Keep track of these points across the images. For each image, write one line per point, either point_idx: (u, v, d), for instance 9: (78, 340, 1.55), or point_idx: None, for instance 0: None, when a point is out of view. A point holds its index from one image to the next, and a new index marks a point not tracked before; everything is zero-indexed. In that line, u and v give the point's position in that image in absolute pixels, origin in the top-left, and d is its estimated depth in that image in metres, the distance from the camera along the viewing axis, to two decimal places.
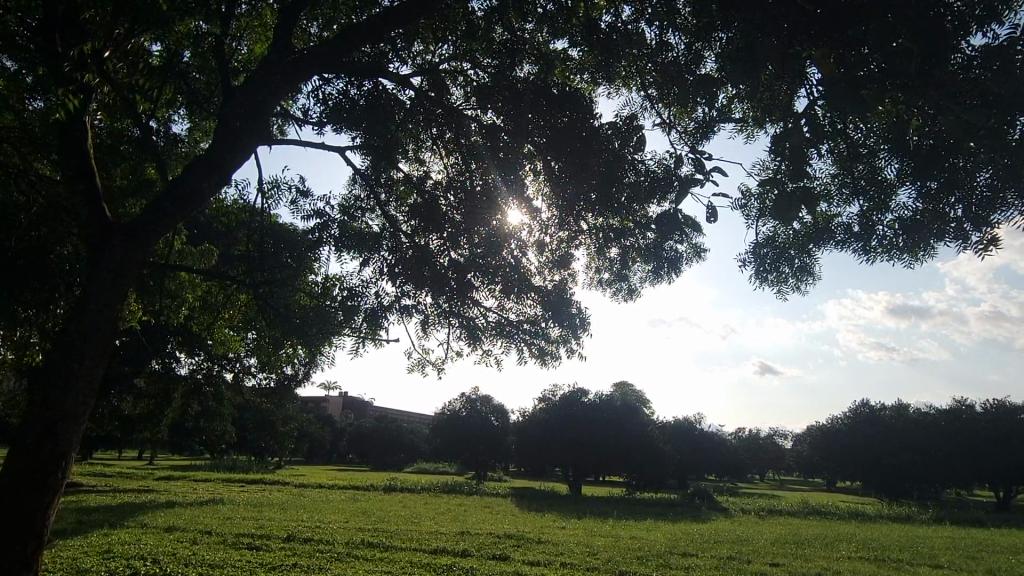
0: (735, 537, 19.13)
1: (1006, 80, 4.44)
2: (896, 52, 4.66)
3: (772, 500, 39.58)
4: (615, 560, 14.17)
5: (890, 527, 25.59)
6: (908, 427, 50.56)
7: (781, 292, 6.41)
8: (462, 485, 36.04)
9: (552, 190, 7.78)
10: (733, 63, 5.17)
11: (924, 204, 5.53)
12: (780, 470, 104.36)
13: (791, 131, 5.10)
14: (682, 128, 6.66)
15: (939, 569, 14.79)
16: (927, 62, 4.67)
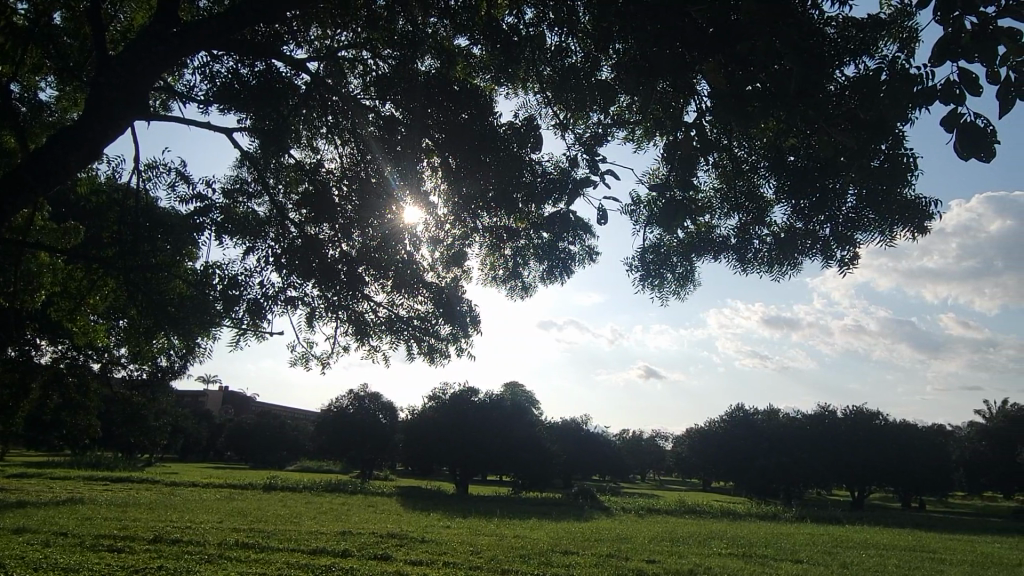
0: (614, 535, 19.67)
1: (869, 112, 4.80)
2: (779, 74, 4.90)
3: (650, 498, 41.22)
4: (497, 559, 14.25)
5: (756, 525, 27.06)
6: (777, 431, 53.72)
7: (661, 298, 6.64)
8: (345, 484, 35.27)
9: (449, 188, 7.79)
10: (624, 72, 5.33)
11: (796, 222, 5.90)
12: (660, 470, 108.42)
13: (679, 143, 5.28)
14: (577, 133, 6.79)
15: (798, 564, 15.79)
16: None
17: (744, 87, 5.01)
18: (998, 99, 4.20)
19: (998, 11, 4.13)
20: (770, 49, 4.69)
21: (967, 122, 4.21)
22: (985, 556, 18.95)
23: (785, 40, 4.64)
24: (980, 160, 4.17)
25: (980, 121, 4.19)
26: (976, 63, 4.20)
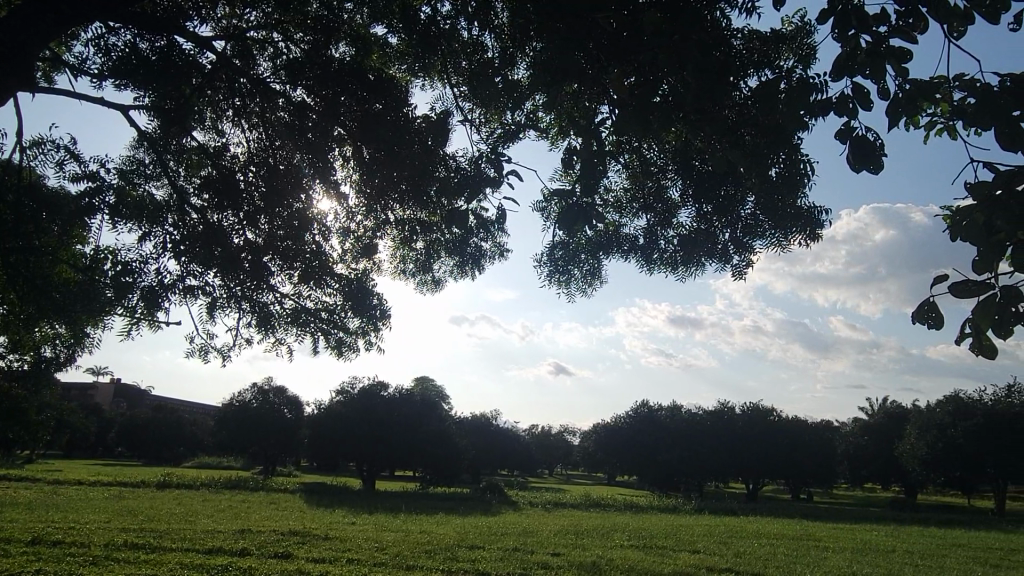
0: (519, 530, 19.85)
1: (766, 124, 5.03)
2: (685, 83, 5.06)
3: (557, 492, 41.87)
4: (402, 554, 14.14)
5: (656, 517, 27.95)
6: (679, 426, 55.59)
7: (570, 294, 6.74)
8: (246, 480, 34.08)
9: (361, 179, 7.66)
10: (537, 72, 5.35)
11: (699, 224, 6.14)
12: (566, 465, 110.37)
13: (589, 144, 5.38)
14: (491, 129, 6.81)
15: (694, 553, 16.42)
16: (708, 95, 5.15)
17: (653, 94, 5.13)
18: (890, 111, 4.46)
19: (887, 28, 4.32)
20: (678, 58, 4.85)
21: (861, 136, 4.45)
22: (860, 543, 20.33)
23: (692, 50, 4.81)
24: (868, 172, 4.43)
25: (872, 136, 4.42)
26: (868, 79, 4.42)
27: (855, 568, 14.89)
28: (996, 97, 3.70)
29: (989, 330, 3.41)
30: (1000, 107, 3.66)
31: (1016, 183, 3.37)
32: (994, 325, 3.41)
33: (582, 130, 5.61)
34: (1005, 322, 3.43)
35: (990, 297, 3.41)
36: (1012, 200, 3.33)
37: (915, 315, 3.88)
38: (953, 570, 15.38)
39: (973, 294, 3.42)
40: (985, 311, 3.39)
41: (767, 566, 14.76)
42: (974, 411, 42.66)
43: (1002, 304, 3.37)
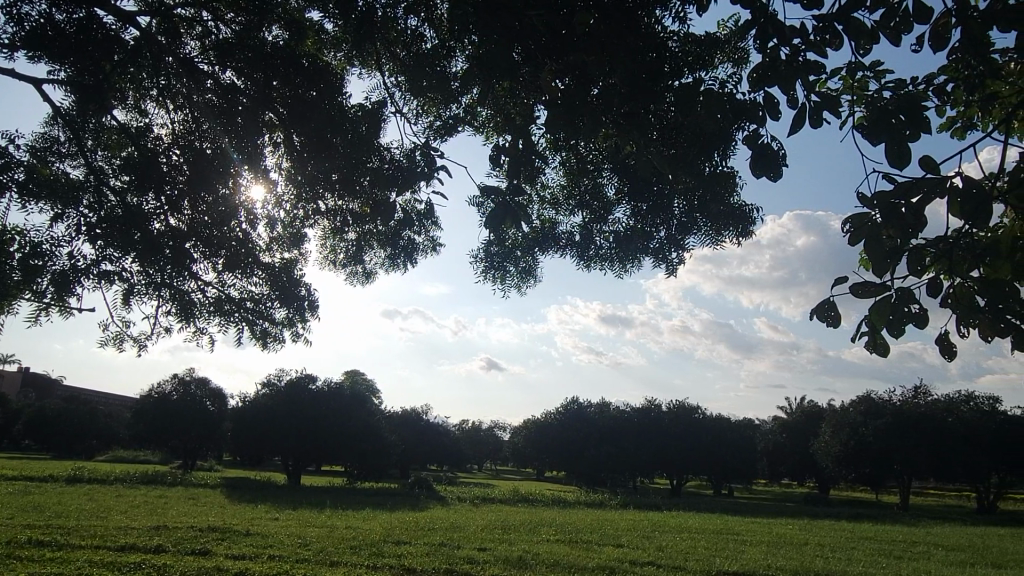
0: (448, 525, 19.80)
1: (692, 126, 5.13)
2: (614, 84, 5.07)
3: (487, 488, 41.98)
4: (326, 551, 13.91)
5: (582, 512, 28.35)
6: (608, 423, 56.50)
7: (504, 290, 6.72)
8: (163, 475, 32.82)
9: (292, 166, 7.49)
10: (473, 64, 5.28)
11: (634, 222, 6.26)
12: (496, 461, 110.88)
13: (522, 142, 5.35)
14: (427, 122, 6.74)
15: (618, 547, 16.76)
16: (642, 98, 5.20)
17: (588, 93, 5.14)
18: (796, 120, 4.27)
19: (796, 42, 4.29)
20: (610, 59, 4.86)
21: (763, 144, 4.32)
22: (777, 536, 21.15)
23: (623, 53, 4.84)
24: (769, 179, 4.32)
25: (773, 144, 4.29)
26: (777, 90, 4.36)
27: (771, 561, 15.45)
28: (893, 113, 3.67)
29: (885, 329, 3.47)
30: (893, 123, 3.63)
31: (912, 194, 3.29)
32: (890, 324, 3.46)
33: (516, 126, 5.56)
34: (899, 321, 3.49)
35: (886, 297, 3.45)
36: (909, 207, 3.30)
37: (818, 313, 3.90)
38: (861, 562, 16.14)
39: (870, 295, 3.46)
40: (881, 312, 3.44)
41: (688, 559, 15.16)
42: (884, 411, 44.86)
43: (897, 303, 3.43)
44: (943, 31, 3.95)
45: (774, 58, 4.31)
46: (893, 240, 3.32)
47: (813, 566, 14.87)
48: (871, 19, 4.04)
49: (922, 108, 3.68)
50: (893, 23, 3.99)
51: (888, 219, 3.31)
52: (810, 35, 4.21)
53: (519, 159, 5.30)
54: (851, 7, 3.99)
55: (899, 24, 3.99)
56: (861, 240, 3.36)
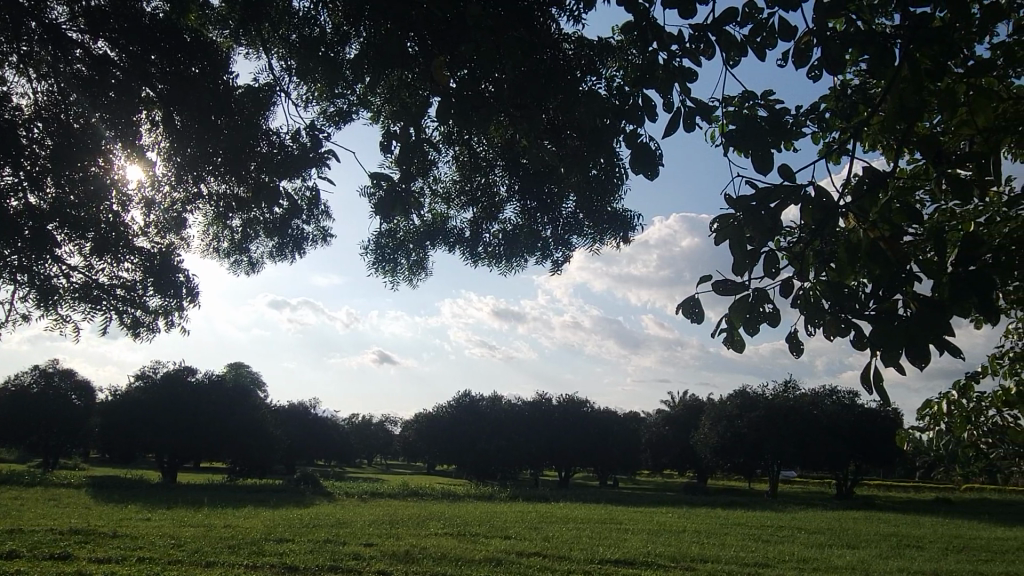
0: (333, 521, 19.42)
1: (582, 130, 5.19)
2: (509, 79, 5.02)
3: (376, 483, 41.46)
4: (201, 551, 13.30)
5: (472, 505, 28.54)
6: (499, 416, 57.04)
7: (393, 284, 6.55)
8: (19, 475, 30.26)
9: (171, 147, 7.07)
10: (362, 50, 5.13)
11: (522, 220, 6.36)
12: (386, 456, 109.69)
13: (410, 131, 5.21)
14: (318, 108, 6.55)
15: (505, 539, 16.98)
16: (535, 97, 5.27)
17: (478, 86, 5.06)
18: (670, 122, 4.15)
19: (672, 48, 4.26)
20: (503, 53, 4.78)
21: (640, 141, 4.29)
22: (656, 524, 22.09)
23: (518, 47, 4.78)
24: (645, 178, 4.27)
25: (649, 142, 4.27)
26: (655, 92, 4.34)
27: (650, 548, 16.06)
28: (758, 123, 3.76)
29: (740, 329, 3.37)
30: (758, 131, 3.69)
31: (771, 198, 3.28)
32: (744, 324, 3.37)
33: (407, 116, 5.39)
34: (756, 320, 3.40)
35: (744, 295, 3.36)
36: (767, 210, 3.29)
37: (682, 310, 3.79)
38: (731, 546, 17.15)
39: (730, 293, 3.33)
40: (737, 310, 3.34)
41: (572, 548, 15.59)
42: (757, 404, 47.66)
43: (753, 302, 3.33)
44: (806, 49, 4.05)
45: (651, 62, 4.24)
46: (752, 243, 3.30)
47: (687, 552, 15.67)
48: (742, 32, 4.10)
49: (783, 121, 3.85)
50: (760, 38, 4.07)
51: (750, 221, 3.30)
52: (685, 41, 4.21)
53: (407, 147, 5.16)
54: (723, 18, 4.05)
55: (766, 40, 4.07)
56: (724, 241, 3.34)
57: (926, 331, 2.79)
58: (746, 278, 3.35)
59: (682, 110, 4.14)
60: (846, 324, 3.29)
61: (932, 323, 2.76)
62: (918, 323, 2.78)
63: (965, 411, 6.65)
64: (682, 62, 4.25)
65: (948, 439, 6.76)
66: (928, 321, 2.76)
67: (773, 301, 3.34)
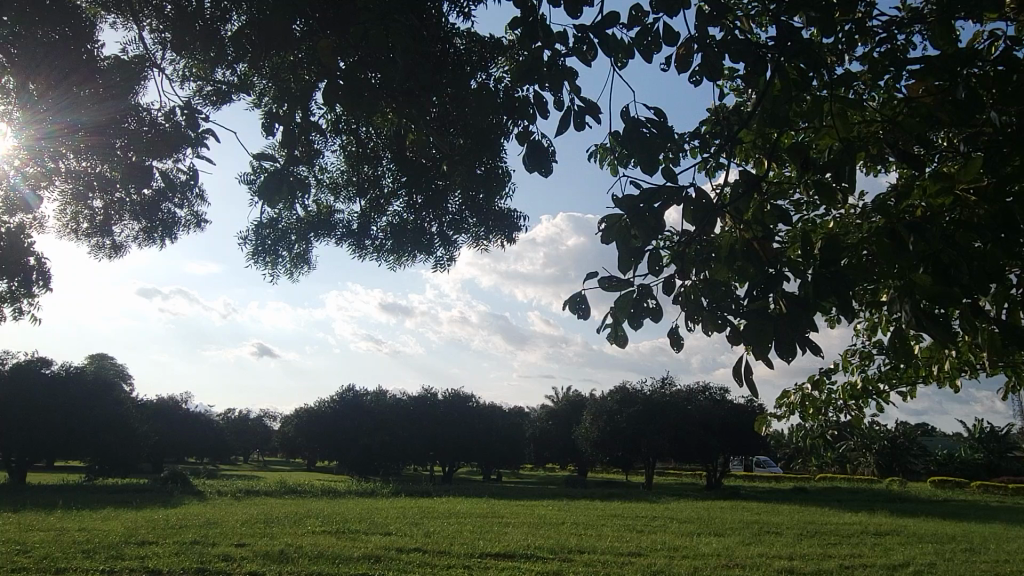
0: (202, 521, 18.49)
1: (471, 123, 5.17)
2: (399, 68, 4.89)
3: (251, 480, 39.88)
4: (52, 557, 12.32)
5: (352, 501, 28.00)
6: (383, 411, 56.25)
7: (274, 276, 6.24)
8: None
9: (26, 119, 6.31)
10: (243, 27, 4.88)
11: (409, 215, 6.26)
12: (263, 452, 105.76)
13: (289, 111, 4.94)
14: (196, 86, 6.19)
15: (385, 535, 16.76)
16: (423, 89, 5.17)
17: (363, 71, 4.90)
18: (558, 120, 4.15)
19: (558, 47, 4.31)
20: (395, 42, 4.65)
21: (531, 138, 4.26)
22: (535, 516, 22.51)
23: (408, 37, 4.67)
24: (537, 174, 4.26)
25: (541, 139, 4.26)
26: (545, 91, 4.33)
27: (529, 540, 16.38)
28: (645, 123, 3.79)
29: (624, 323, 3.41)
30: (644, 133, 3.74)
31: (654, 198, 3.35)
32: (629, 318, 3.40)
33: (292, 96, 5.12)
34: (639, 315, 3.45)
35: (628, 291, 3.40)
36: (650, 209, 3.35)
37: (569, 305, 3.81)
38: (607, 537, 17.73)
39: (614, 289, 3.36)
40: (621, 306, 3.38)
41: (452, 543, 15.62)
42: (635, 399, 49.49)
43: (637, 298, 3.39)
44: (688, 56, 4.19)
45: (539, 58, 4.26)
46: (637, 240, 3.38)
47: (565, 543, 16.07)
48: (628, 35, 4.20)
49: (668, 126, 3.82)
50: (645, 42, 4.18)
51: (635, 220, 3.37)
52: (572, 41, 4.26)
53: (287, 128, 4.85)
54: (609, 22, 4.13)
55: (651, 44, 4.19)
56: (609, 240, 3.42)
57: (794, 330, 2.97)
58: (630, 275, 3.39)
59: (572, 108, 4.16)
60: (721, 321, 3.45)
61: (796, 323, 2.95)
62: (785, 323, 2.96)
63: (817, 401, 7.16)
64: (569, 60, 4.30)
65: (801, 429, 7.26)
66: (793, 320, 2.96)
67: (655, 298, 3.41)
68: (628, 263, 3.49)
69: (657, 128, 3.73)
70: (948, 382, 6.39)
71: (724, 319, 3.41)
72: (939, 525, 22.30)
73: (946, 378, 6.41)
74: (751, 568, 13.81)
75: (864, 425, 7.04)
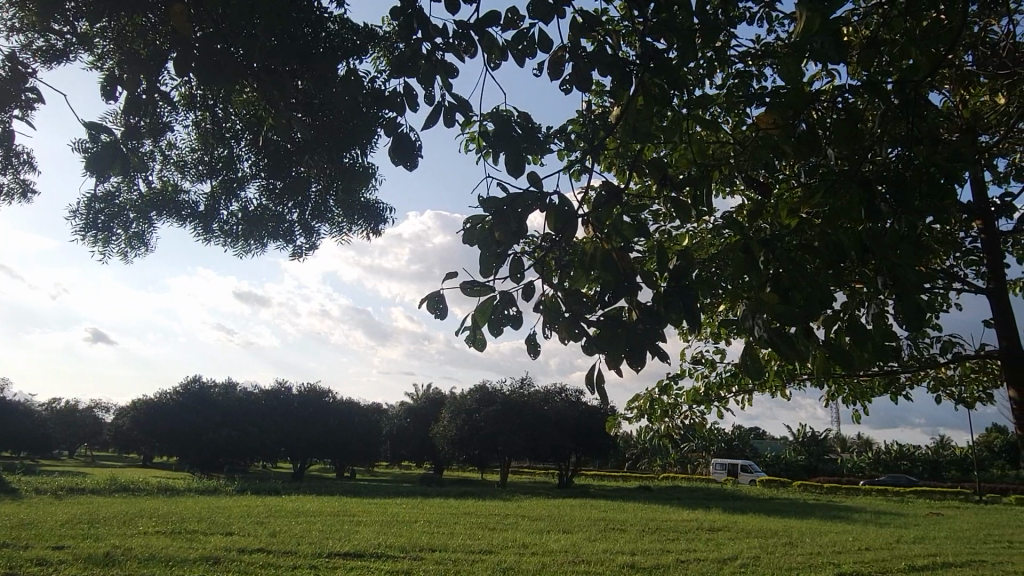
0: (15, 522, 16.67)
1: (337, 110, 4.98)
2: (263, 45, 4.61)
3: (76, 476, 36.46)
4: None
5: (193, 500, 26.32)
6: (233, 405, 53.47)
7: (106, 255, 5.71)
8: None
9: None
10: None
11: (266, 200, 5.97)
12: (93, 447, 97.45)
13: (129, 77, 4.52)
14: (26, 40, 5.52)
15: (227, 535, 15.91)
16: (289, 70, 4.90)
17: (221, 43, 4.57)
18: (427, 114, 4.08)
19: (435, 41, 4.25)
20: (258, 17, 4.38)
21: (401, 131, 4.15)
22: (388, 514, 22.17)
23: (273, 13, 4.41)
24: (405, 169, 4.16)
25: (411, 134, 4.16)
26: (419, 84, 4.26)
27: (381, 539, 16.10)
28: (513, 125, 3.78)
29: (484, 329, 3.38)
30: (511, 136, 3.74)
31: (518, 201, 3.37)
32: (489, 323, 3.38)
33: (137, 63, 4.69)
34: (498, 321, 3.43)
35: (488, 296, 3.38)
36: (514, 213, 3.39)
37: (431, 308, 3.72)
38: (461, 535, 17.75)
39: (473, 294, 3.34)
40: (481, 311, 3.35)
41: (300, 543, 15.04)
42: (495, 398, 50.07)
43: (497, 303, 3.38)
44: (558, 64, 4.26)
45: (413, 51, 4.18)
46: (499, 245, 3.39)
47: (418, 542, 15.91)
48: (504, 37, 4.21)
49: (535, 133, 3.92)
50: (520, 45, 4.21)
51: (499, 224, 3.38)
52: (449, 37, 4.22)
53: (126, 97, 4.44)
54: (485, 22, 4.12)
55: (525, 48, 4.22)
56: (470, 242, 3.39)
57: (643, 340, 3.06)
58: (491, 280, 3.38)
59: (443, 104, 4.10)
60: (577, 331, 3.45)
61: (647, 333, 3.03)
62: (636, 332, 3.05)
63: (662, 403, 7.52)
64: (443, 56, 4.26)
65: (647, 431, 7.63)
66: (645, 329, 3.04)
67: (515, 304, 3.41)
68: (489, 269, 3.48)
69: (523, 131, 3.76)
70: (778, 390, 6.90)
71: (581, 328, 3.41)
72: (765, 521, 24.15)
73: (777, 387, 6.93)
74: (596, 564, 14.33)
75: (705, 428, 7.46)
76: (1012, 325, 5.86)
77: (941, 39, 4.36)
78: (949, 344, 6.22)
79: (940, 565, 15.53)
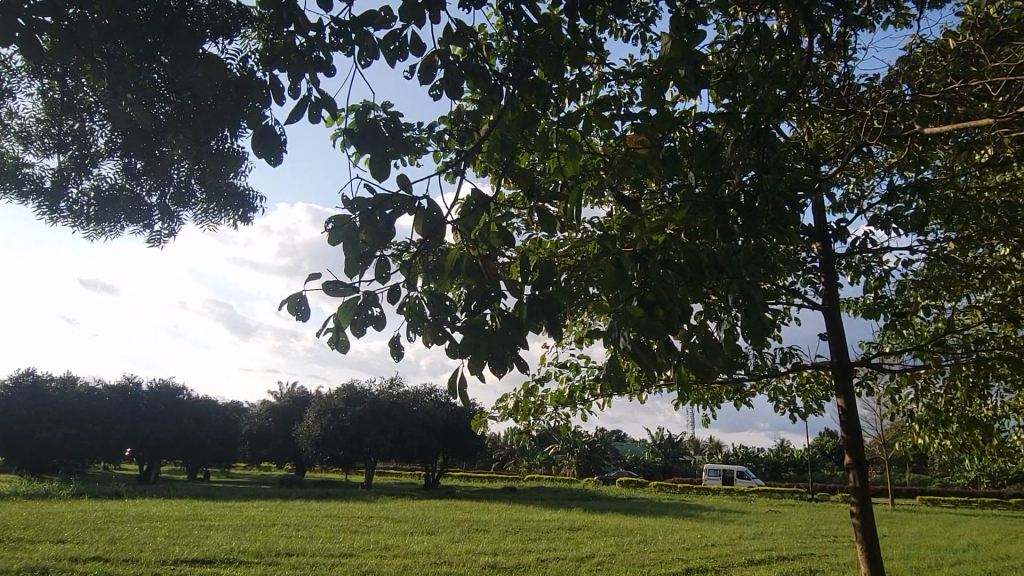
0: None
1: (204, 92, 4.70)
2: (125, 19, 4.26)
3: None
4: None
5: (17, 505, 23.93)
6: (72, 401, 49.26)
7: None
8: None
9: None
10: None
11: (123, 180, 5.56)
12: None
13: None
14: None
15: (58, 543, 14.64)
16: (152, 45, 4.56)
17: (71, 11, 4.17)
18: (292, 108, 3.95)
19: (308, 35, 4.12)
20: None
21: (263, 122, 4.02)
22: (242, 517, 21.23)
23: None
24: (266, 162, 4.06)
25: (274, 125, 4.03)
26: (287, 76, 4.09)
27: (235, 544, 15.39)
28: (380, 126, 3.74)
29: (346, 329, 3.33)
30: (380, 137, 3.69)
31: (386, 205, 3.34)
32: (352, 324, 3.33)
33: None
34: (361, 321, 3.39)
35: (352, 297, 3.33)
36: (382, 215, 3.34)
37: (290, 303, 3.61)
38: (320, 539, 17.23)
39: (335, 294, 3.28)
40: (344, 311, 3.30)
41: (143, 550, 14.10)
42: (363, 398, 49.05)
43: (361, 304, 3.33)
44: (431, 69, 4.25)
45: (286, 43, 4.05)
46: (364, 246, 3.34)
47: (273, 547, 15.32)
48: (376, 36, 4.16)
49: (401, 135, 3.90)
50: (392, 46, 4.15)
51: (364, 226, 3.32)
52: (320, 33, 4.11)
53: None
54: (355, 20, 4.04)
55: (397, 49, 4.17)
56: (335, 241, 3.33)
57: (503, 348, 3.12)
58: (357, 280, 3.33)
59: (309, 98, 3.97)
60: (442, 333, 3.46)
61: (507, 342, 3.09)
62: (498, 339, 3.11)
63: (527, 404, 7.66)
64: (314, 51, 4.14)
65: (513, 431, 7.75)
66: (506, 337, 3.11)
67: (379, 305, 3.38)
68: (355, 269, 3.42)
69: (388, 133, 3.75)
70: (637, 394, 7.20)
71: (445, 331, 3.44)
72: (620, 521, 25.13)
73: (636, 391, 7.22)
74: (456, 564, 14.39)
75: (569, 429, 7.68)
76: (842, 339, 6.45)
77: (789, 75, 4.70)
78: (789, 354, 6.77)
79: (776, 559, 16.75)
